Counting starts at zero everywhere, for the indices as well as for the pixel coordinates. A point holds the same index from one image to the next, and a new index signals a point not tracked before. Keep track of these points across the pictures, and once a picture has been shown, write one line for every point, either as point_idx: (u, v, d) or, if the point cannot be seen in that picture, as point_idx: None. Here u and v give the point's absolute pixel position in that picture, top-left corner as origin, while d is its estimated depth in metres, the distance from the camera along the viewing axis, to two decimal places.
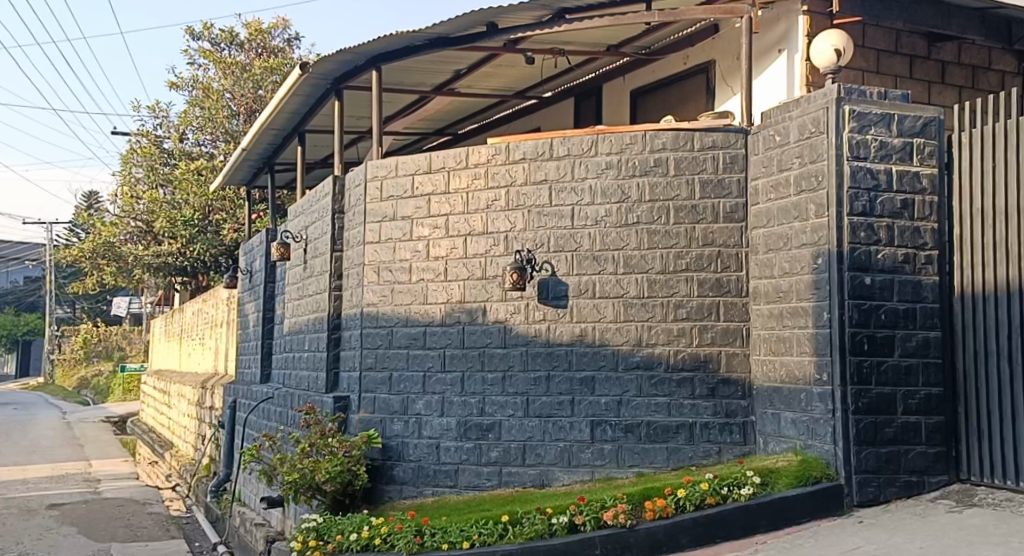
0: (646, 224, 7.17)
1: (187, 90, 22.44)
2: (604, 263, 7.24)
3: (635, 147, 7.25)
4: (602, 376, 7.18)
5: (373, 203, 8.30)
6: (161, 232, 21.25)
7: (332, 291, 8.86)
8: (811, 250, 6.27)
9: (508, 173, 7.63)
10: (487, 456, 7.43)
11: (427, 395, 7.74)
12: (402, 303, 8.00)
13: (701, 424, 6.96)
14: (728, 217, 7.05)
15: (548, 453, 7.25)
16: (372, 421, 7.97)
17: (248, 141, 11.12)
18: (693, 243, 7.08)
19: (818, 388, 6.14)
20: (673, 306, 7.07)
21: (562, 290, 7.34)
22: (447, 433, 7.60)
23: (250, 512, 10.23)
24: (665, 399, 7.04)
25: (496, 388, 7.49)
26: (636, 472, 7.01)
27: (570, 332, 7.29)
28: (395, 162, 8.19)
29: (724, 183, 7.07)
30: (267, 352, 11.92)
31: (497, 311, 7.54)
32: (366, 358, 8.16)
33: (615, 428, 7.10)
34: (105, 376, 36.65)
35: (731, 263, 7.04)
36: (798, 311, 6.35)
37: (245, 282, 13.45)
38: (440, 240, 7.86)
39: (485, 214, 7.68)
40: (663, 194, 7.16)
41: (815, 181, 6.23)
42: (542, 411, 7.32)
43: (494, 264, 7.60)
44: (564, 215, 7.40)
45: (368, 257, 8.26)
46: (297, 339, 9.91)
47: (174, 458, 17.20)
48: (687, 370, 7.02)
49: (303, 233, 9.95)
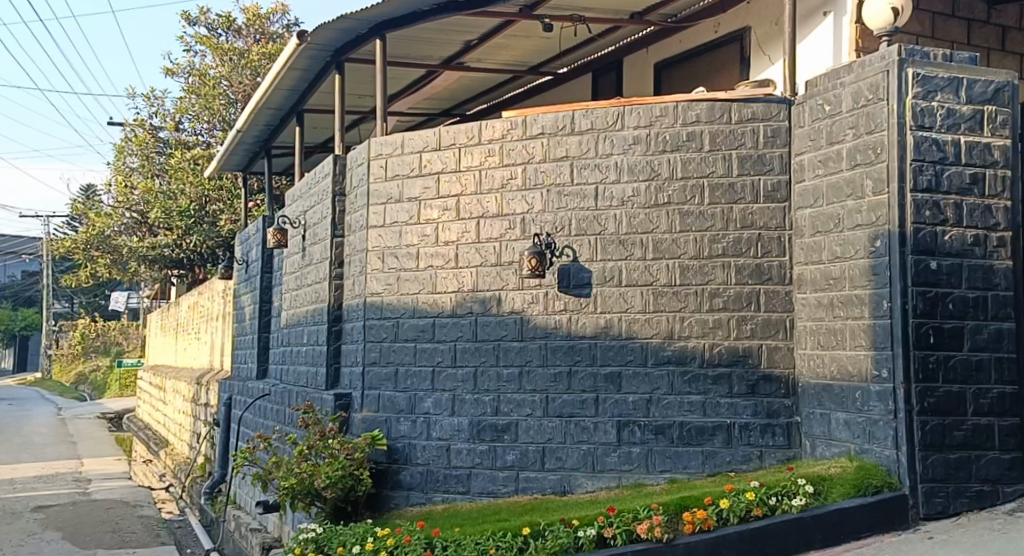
0: (678, 205, 6.51)
1: (183, 77, 21.76)
2: (631, 248, 6.59)
3: (665, 119, 6.59)
4: (629, 372, 6.53)
5: (376, 183, 7.65)
6: (156, 223, 20.62)
7: (332, 280, 8.21)
8: (868, 232, 5.61)
9: (525, 150, 6.97)
10: (503, 460, 6.78)
11: (437, 393, 7.10)
12: (409, 292, 7.34)
13: (741, 425, 6.30)
14: (770, 197, 6.38)
15: (570, 457, 6.61)
16: (376, 421, 7.32)
17: (242, 122, 10.44)
18: (731, 225, 6.41)
19: (877, 386, 5.49)
20: (709, 294, 6.41)
21: (584, 277, 6.69)
22: (458, 434, 6.95)
23: (246, 517, 9.56)
24: (700, 397, 6.39)
25: (512, 385, 6.85)
26: (668, 478, 6.36)
27: (594, 324, 6.64)
28: (401, 138, 7.54)
29: (764, 159, 6.40)
30: (264, 346, 11.26)
31: (513, 301, 6.88)
32: (370, 352, 7.51)
33: (644, 430, 6.45)
34: (102, 372, 36.09)
35: (773, 248, 6.37)
36: (853, 299, 5.70)
37: (240, 273, 12.79)
38: (450, 223, 7.20)
39: (500, 195, 7.02)
40: (696, 170, 6.49)
41: (873, 153, 5.57)
42: (562, 410, 6.68)
43: (510, 250, 6.94)
44: (587, 196, 6.74)
45: (372, 242, 7.60)
46: (295, 333, 9.25)
47: (168, 457, 16.55)
48: (724, 365, 6.36)
49: (302, 219, 9.29)
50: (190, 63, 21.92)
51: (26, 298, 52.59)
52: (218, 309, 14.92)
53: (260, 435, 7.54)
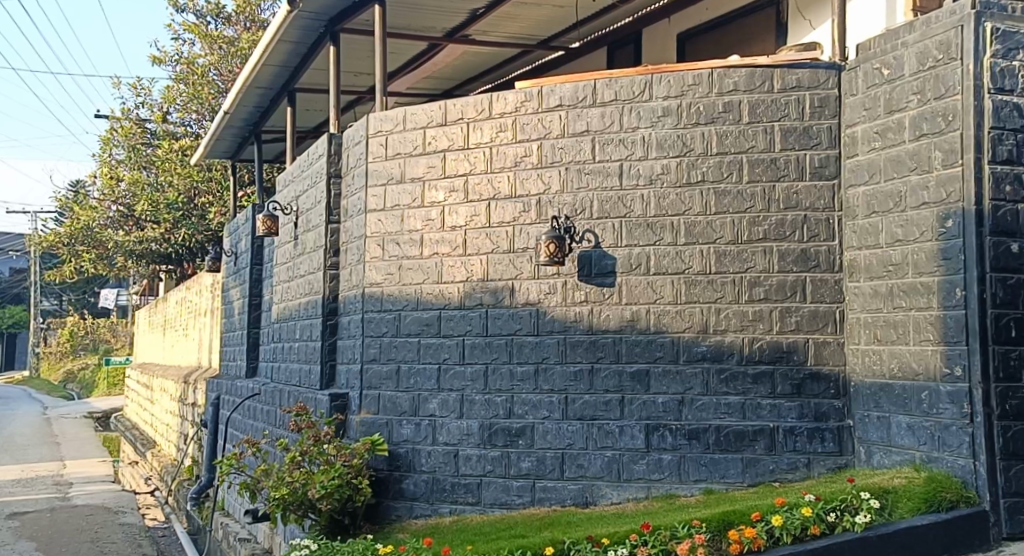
0: (713, 183, 5.84)
1: (171, 66, 20.98)
2: (661, 231, 5.91)
3: (699, 88, 5.91)
4: (659, 370, 5.86)
5: (376, 162, 6.97)
6: (144, 216, 19.96)
7: (327, 270, 7.53)
8: (936, 211, 4.97)
9: (541, 124, 6.29)
10: (518, 468, 6.11)
11: (443, 393, 6.43)
12: (412, 282, 6.67)
13: (786, 430, 5.64)
14: (817, 173, 5.71)
15: (593, 464, 5.93)
16: (376, 423, 6.65)
17: (230, 103, 9.73)
18: (773, 206, 5.75)
19: (947, 386, 4.85)
20: (748, 283, 5.75)
21: (608, 265, 6.01)
22: (467, 439, 6.28)
23: (233, 525, 8.83)
24: (738, 398, 5.73)
25: (527, 384, 6.17)
26: (703, 489, 5.70)
27: (619, 316, 5.96)
28: (403, 113, 6.85)
29: (810, 131, 5.72)
30: (254, 343, 10.56)
31: (528, 292, 6.21)
32: (369, 348, 6.84)
33: (676, 435, 5.78)
34: (91, 370, 35.35)
35: (820, 231, 5.69)
36: (917, 287, 5.06)
37: (229, 265, 12.08)
38: (458, 205, 6.52)
39: (513, 174, 6.34)
40: (734, 145, 5.82)
41: (942, 121, 4.93)
42: (584, 412, 6.01)
43: (524, 234, 6.26)
44: (610, 174, 6.07)
45: (371, 228, 6.93)
46: (287, 327, 8.56)
47: (153, 459, 15.81)
48: (766, 362, 5.71)
49: (294, 204, 8.59)
50: (178, 51, 21.13)
51: (14, 295, 51.66)
52: (207, 304, 14.20)
53: (248, 439, 6.83)
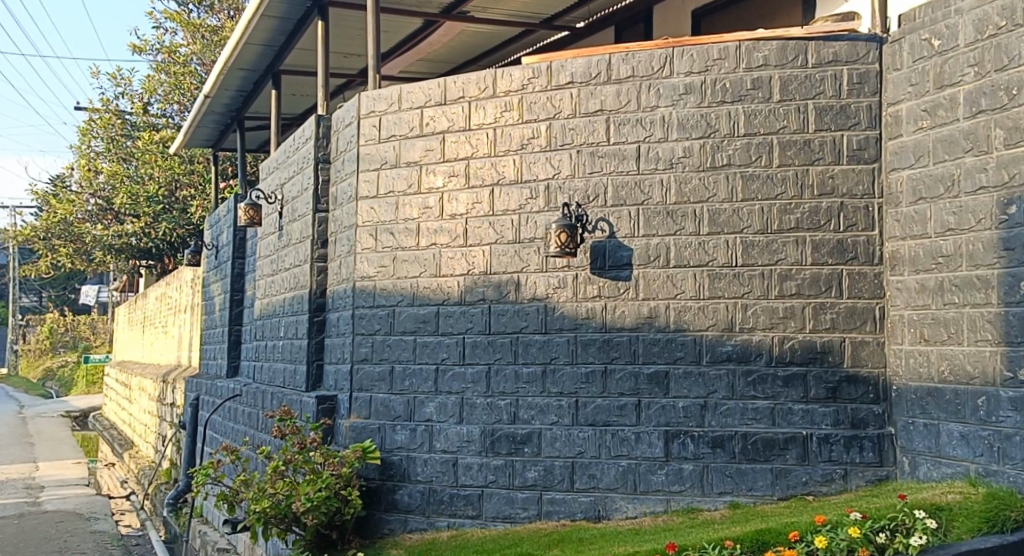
0: (739, 167, 5.33)
1: (152, 55, 20.31)
2: (682, 220, 5.40)
3: (725, 63, 5.40)
4: (679, 371, 5.34)
5: (368, 145, 6.42)
6: (123, 209, 19.23)
7: (314, 262, 6.98)
8: (996, 196, 4.50)
9: (550, 103, 5.76)
10: (523, 478, 5.58)
11: (441, 396, 5.91)
12: (408, 275, 6.14)
13: (820, 438, 5.13)
14: (855, 157, 5.21)
15: (606, 475, 5.41)
16: (366, 429, 6.10)
17: (211, 87, 9.15)
18: (806, 192, 5.24)
19: (1010, 391, 4.41)
20: (779, 277, 5.24)
21: (623, 257, 5.49)
22: (467, 446, 5.76)
23: (211, 535, 8.24)
24: (767, 403, 5.21)
25: (533, 387, 5.65)
26: (728, 503, 5.19)
27: (635, 313, 5.44)
28: (399, 92, 6.30)
29: (848, 110, 5.22)
30: (235, 341, 9.98)
31: (536, 286, 5.68)
32: (360, 346, 6.30)
33: (698, 443, 5.27)
34: (70, 368, 34.53)
35: (858, 220, 5.19)
36: (973, 281, 4.62)
37: (209, 259, 11.47)
38: (458, 191, 5.99)
39: (518, 157, 5.81)
40: (763, 125, 5.32)
41: (1003, 96, 4.46)
42: (596, 418, 5.48)
43: (532, 223, 5.74)
44: (626, 157, 5.54)
45: (363, 216, 6.38)
46: (271, 325, 8.00)
47: (131, 461, 15.18)
48: (798, 364, 5.19)
49: (279, 193, 8.03)
50: (159, 39, 20.44)
51: None
52: (187, 300, 13.59)
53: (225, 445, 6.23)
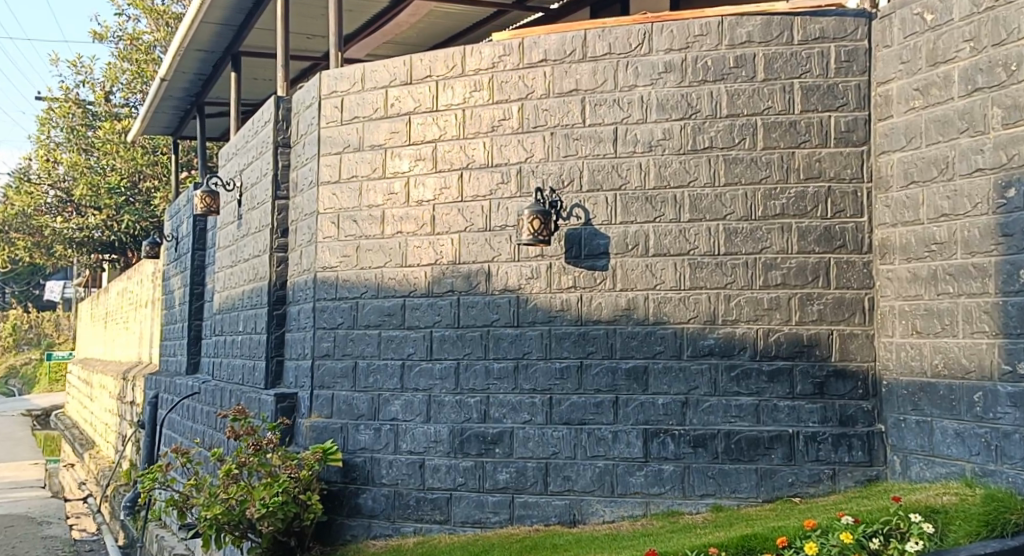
0: (722, 150, 5.05)
1: (114, 43, 19.74)
2: (661, 206, 5.11)
3: (707, 40, 5.11)
4: (659, 366, 5.05)
5: (329, 128, 6.06)
6: (83, 201, 18.61)
7: (274, 253, 6.61)
8: (994, 178, 4.24)
9: (522, 82, 5.45)
10: (494, 480, 5.27)
11: (407, 394, 5.58)
12: (372, 265, 5.80)
13: (807, 436, 4.84)
14: (843, 139, 4.93)
15: (582, 476, 5.11)
16: (328, 429, 5.76)
17: (167, 70, 8.75)
18: (792, 175, 4.97)
19: (1008, 386, 4.14)
20: (763, 266, 4.96)
21: (600, 245, 5.19)
22: (435, 447, 5.44)
23: (167, 540, 7.86)
24: (751, 399, 4.93)
25: (504, 383, 5.33)
26: (710, 506, 4.90)
27: (612, 305, 5.14)
28: (362, 71, 5.96)
29: (836, 89, 4.94)
30: (195, 337, 9.57)
31: (507, 276, 5.36)
32: (322, 341, 5.96)
33: (679, 442, 4.98)
34: (33, 365, 33.76)
35: (846, 205, 4.91)
36: (968, 269, 4.35)
37: (170, 252, 11.05)
38: (425, 176, 5.67)
39: (489, 140, 5.50)
40: (747, 105, 5.03)
41: (1001, 72, 4.19)
42: (571, 416, 5.18)
43: (503, 209, 5.43)
44: (603, 139, 5.25)
45: (324, 203, 6.04)
46: (230, 319, 7.62)
47: (90, 461, 14.70)
48: (783, 358, 4.91)
49: (237, 180, 7.64)
50: (122, 27, 19.87)
51: None
52: (148, 295, 13.14)
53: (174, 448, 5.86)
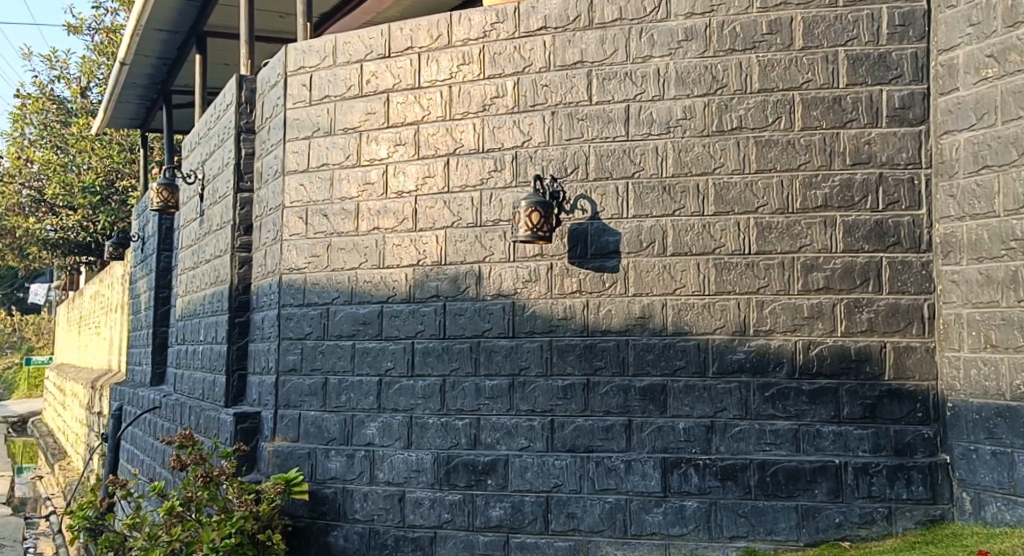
0: (753, 131, 4.31)
1: (89, 36, 18.89)
2: (681, 196, 4.37)
3: (735, 2, 4.36)
4: (679, 385, 4.30)
5: (297, 109, 5.30)
6: (55, 200, 17.70)
7: (236, 252, 5.85)
8: None
9: (518, 54, 4.69)
10: (485, 517, 4.52)
11: (385, 415, 4.82)
12: (345, 266, 5.03)
13: (856, 468, 4.08)
14: (897, 117, 4.18)
15: (589, 514, 4.35)
16: (294, 455, 4.99)
17: (125, 53, 7.97)
18: (836, 160, 4.21)
19: None
20: (802, 267, 4.21)
21: (609, 243, 4.44)
22: (417, 477, 4.69)
23: None
24: (789, 424, 4.17)
25: (497, 404, 4.57)
26: (741, 550, 4.15)
27: (623, 312, 4.39)
28: (334, 43, 5.20)
29: (888, 60, 4.19)
30: (160, 345, 8.77)
31: (501, 279, 4.61)
32: (288, 353, 5.18)
33: (704, 475, 4.22)
34: (11, 371, 32.81)
35: (900, 196, 4.16)
36: None
37: (136, 253, 10.24)
38: (406, 163, 4.91)
39: (480, 121, 4.75)
40: (782, 79, 4.29)
41: None
42: (575, 443, 4.42)
43: (496, 202, 4.67)
44: (613, 119, 4.50)
45: (291, 196, 5.27)
46: (191, 327, 6.83)
47: (58, 475, 13.87)
48: (826, 376, 4.15)
49: (199, 171, 6.87)
50: (98, 20, 19.02)
51: None
52: (117, 299, 12.31)
53: (111, 480, 5.10)
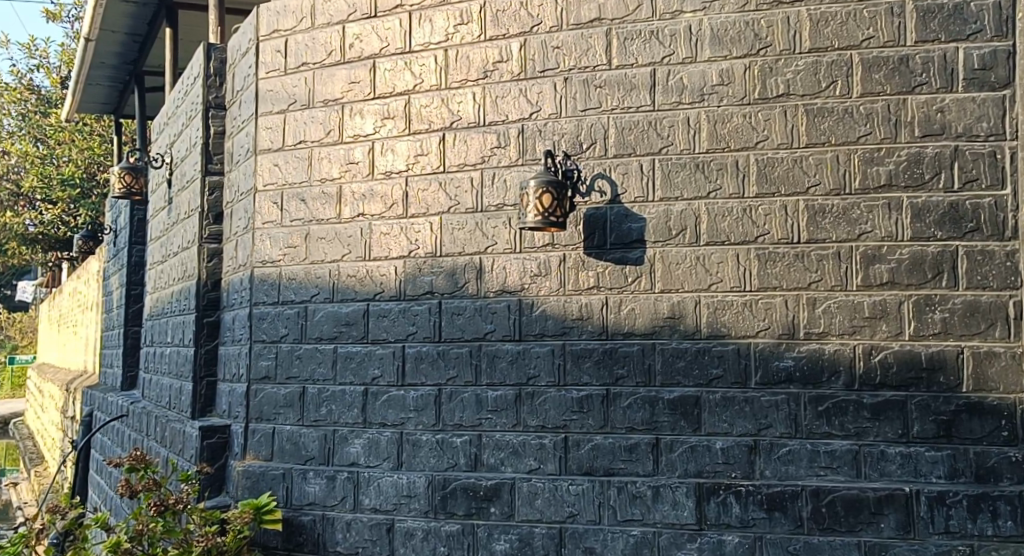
0: (802, 98, 3.65)
1: (70, 24, 18.14)
2: (716, 174, 3.72)
3: None
4: (716, 397, 3.65)
5: (271, 78, 4.63)
6: (34, 193, 16.98)
7: (204, 244, 5.18)
8: None
9: (525, 11, 4.03)
10: (488, 552, 3.88)
11: (371, 431, 4.16)
12: (324, 258, 4.37)
13: (930, 497, 3.43)
14: (976, 80, 3.52)
15: (610, 549, 3.70)
16: (266, 476, 4.33)
17: (90, 27, 7.29)
18: (902, 132, 3.57)
19: None
20: (863, 258, 3.56)
21: (631, 230, 3.79)
22: (408, 503, 4.04)
23: None
24: (848, 444, 3.52)
25: (502, 419, 3.92)
26: None
27: (649, 312, 3.74)
28: (312, 2, 4.54)
29: (965, 11, 3.55)
30: (132, 346, 8.10)
31: (505, 273, 3.96)
32: (260, 359, 4.52)
33: (747, 504, 3.58)
34: None
35: (980, 173, 3.50)
36: None
37: (109, 248, 9.54)
38: (395, 139, 4.25)
39: (480, 90, 4.09)
40: (840, 35, 3.63)
41: None
42: (593, 465, 3.77)
43: (500, 183, 4.01)
44: (636, 86, 3.84)
45: (263, 178, 4.60)
46: (159, 328, 6.15)
47: (34, 480, 13.17)
48: (892, 387, 3.50)
49: (167, 154, 6.19)
50: (79, 6, 18.28)
51: None
52: (93, 297, 11.61)
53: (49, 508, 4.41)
